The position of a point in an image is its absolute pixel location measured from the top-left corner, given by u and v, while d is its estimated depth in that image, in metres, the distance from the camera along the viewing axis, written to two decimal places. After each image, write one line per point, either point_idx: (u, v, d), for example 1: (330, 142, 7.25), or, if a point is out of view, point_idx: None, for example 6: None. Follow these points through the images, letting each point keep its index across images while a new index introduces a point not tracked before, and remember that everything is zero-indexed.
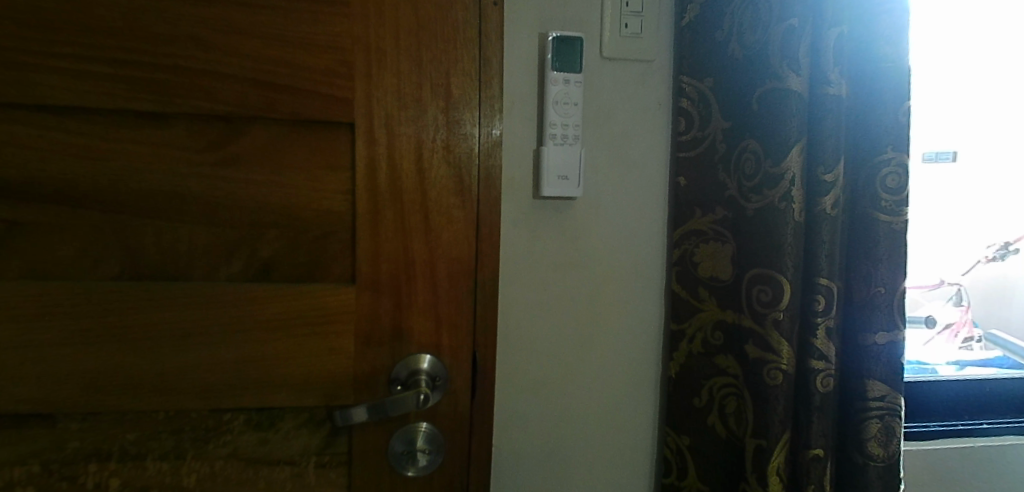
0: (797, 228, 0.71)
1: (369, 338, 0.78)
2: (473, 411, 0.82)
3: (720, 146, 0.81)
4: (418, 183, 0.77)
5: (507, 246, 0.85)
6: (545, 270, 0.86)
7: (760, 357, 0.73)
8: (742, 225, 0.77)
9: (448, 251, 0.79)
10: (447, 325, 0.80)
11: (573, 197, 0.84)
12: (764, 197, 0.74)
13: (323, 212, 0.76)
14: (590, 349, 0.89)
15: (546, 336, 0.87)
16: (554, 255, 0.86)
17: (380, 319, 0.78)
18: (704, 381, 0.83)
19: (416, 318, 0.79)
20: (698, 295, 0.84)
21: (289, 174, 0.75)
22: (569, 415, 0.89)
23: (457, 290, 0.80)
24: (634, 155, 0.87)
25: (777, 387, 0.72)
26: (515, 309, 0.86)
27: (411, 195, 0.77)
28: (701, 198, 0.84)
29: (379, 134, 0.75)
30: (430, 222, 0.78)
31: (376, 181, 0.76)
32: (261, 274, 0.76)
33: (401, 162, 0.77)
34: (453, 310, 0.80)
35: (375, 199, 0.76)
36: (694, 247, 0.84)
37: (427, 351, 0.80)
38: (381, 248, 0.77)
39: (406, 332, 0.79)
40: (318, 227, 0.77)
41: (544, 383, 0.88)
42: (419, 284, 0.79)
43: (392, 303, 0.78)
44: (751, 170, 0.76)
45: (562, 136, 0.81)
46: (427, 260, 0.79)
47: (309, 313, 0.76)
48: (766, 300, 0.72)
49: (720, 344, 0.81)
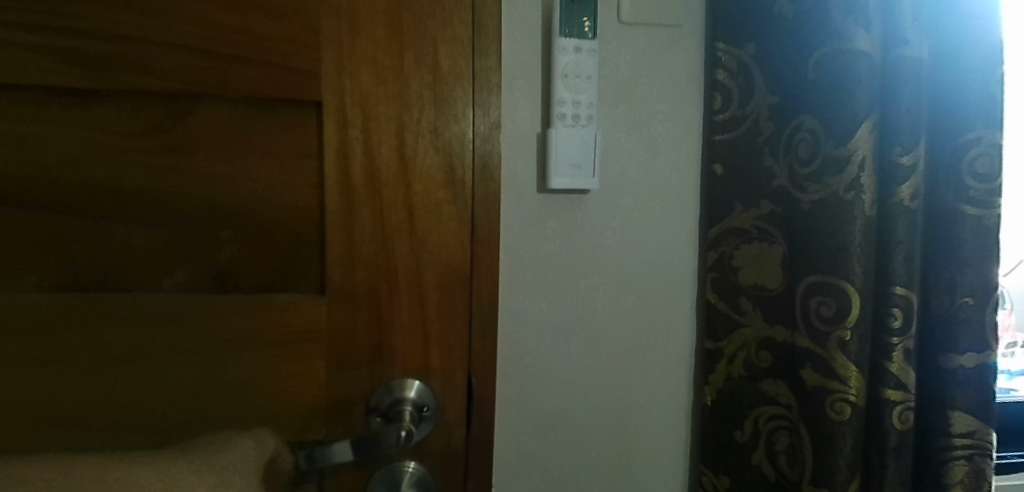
0: (868, 225, 0.57)
1: (344, 361, 0.65)
2: (469, 445, 0.69)
3: (766, 126, 0.67)
4: (402, 174, 0.64)
5: (509, 250, 0.71)
6: (554, 277, 0.72)
7: (822, 386, 0.59)
8: (797, 222, 0.63)
9: (439, 256, 0.66)
10: (438, 344, 0.67)
11: (587, 190, 0.70)
12: (825, 188, 0.60)
13: (287, 209, 0.63)
14: (609, 372, 0.75)
15: (556, 357, 0.73)
16: (565, 259, 0.72)
17: (358, 338, 0.65)
18: (747, 411, 0.69)
19: (400, 336, 0.66)
20: (739, 307, 0.70)
21: (243, 165, 0.62)
22: (585, 448, 0.75)
23: (450, 302, 0.67)
24: (661, 139, 0.73)
25: (844, 424, 0.57)
26: (521, 323, 0.72)
27: (393, 189, 0.64)
28: (741, 191, 0.70)
29: (354, 115, 0.62)
30: (416, 221, 0.65)
31: (351, 172, 0.63)
32: (211, 285, 0.63)
33: (381, 148, 0.63)
34: (444, 327, 0.67)
35: (349, 193, 0.63)
36: (733, 249, 0.70)
37: (415, 375, 0.67)
38: (357, 253, 0.64)
39: (388, 353, 0.66)
40: (279, 228, 0.63)
41: (556, 412, 0.74)
42: (403, 295, 0.66)
43: (371, 319, 0.65)
44: (807, 155, 0.62)
45: (573, 117, 0.67)
46: (413, 267, 0.66)
47: (272, 331, 0.64)
48: (830, 315, 0.58)
49: (767, 367, 0.67)
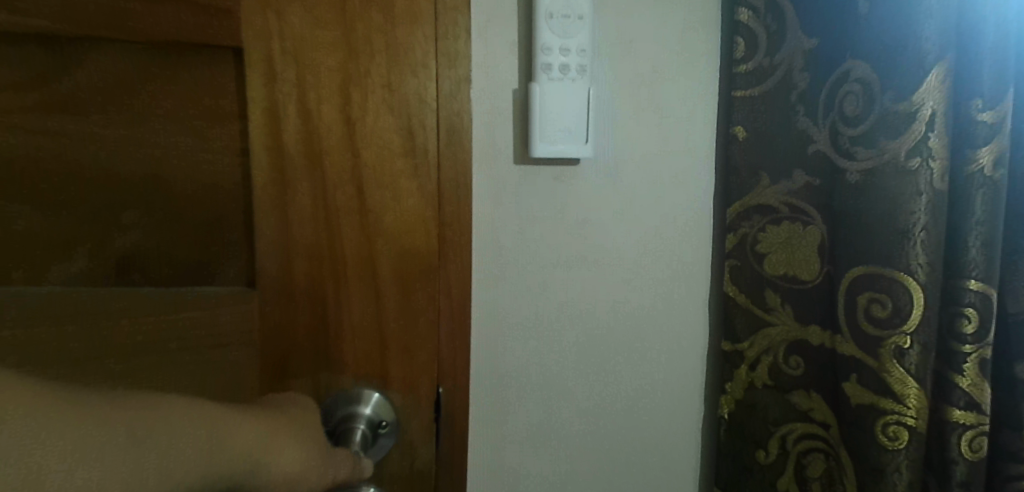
0: (937, 201, 0.44)
1: (285, 366, 0.47)
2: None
3: (800, 78, 0.54)
4: (345, 140, 0.45)
5: (482, 233, 0.57)
6: (540, 266, 0.59)
7: (868, 405, 0.47)
8: (841, 197, 0.50)
9: (398, 244, 0.48)
10: (400, 348, 0.50)
11: (579, 159, 0.57)
12: (882, 154, 0.47)
13: (203, 183, 0.44)
14: (608, 375, 0.63)
15: (542, 360, 0.61)
16: (552, 244, 0.59)
17: (298, 346, 0.47)
18: (772, 428, 0.57)
19: (354, 337, 0.48)
20: (764, 301, 0.57)
21: (152, 137, 0.42)
22: (576, 464, 0.64)
23: (416, 313, 0.49)
24: (673, 97, 0.60)
25: (898, 454, 0.46)
26: (498, 323, 0.59)
27: (336, 158, 0.45)
28: (770, 158, 0.56)
29: (287, 65, 0.43)
30: (367, 200, 0.46)
31: (284, 140, 0.44)
32: (124, 273, 0.43)
33: (322, 106, 0.44)
34: (406, 331, 0.49)
35: (284, 163, 0.44)
36: (758, 231, 0.57)
37: (371, 385, 0.50)
38: (295, 239, 0.46)
39: (336, 358, 0.48)
40: (195, 206, 0.44)
41: (542, 423, 0.62)
42: (354, 297, 0.48)
43: (312, 322, 0.47)
44: (854, 113, 0.49)
45: (562, 69, 0.54)
46: (368, 256, 0.47)
47: (221, 336, 0.45)
48: (884, 317, 0.46)
49: (800, 377, 0.55)
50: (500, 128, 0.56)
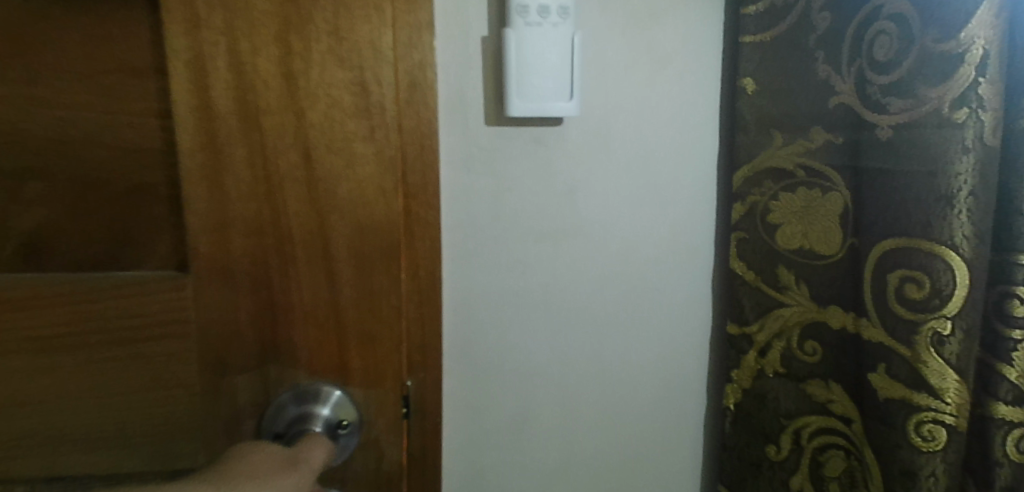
0: (987, 160, 0.37)
1: (223, 361, 0.37)
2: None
3: (820, 20, 0.46)
4: (288, 101, 0.35)
5: (454, 204, 0.50)
6: (522, 241, 0.52)
7: (900, 400, 0.41)
8: (869, 157, 0.43)
9: (354, 220, 0.37)
10: (361, 342, 0.39)
11: (562, 119, 0.50)
12: (923, 102, 0.39)
13: (115, 152, 0.34)
14: (608, 361, 0.56)
15: (525, 347, 0.54)
16: (535, 216, 0.52)
17: (240, 341, 0.37)
18: (784, 421, 0.50)
19: (309, 326, 0.38)
20: (776, 279, 0.50)
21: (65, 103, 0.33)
22: (570, 456, 0.58)
23: (378, 300, 0.39)
24: (674, 45, 0.52)
25: (935, 457, 0.39)
26: (472, 308, 0.53)
27: (276, 120, 0.35)
28: (786, 114, 0.49)
29: (213, 10, 0.33)
30: (316, 171, 0.36)
31: (211, 102, 0.34)
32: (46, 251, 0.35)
33: (257, 56, 0.34)
34: (370, 321, 0.39)
35: (214, 128, 0.34)
36: (770, 198, 0.49)
37: (329, 379, 0.39)
38: (231, 215, 0.35)
39: (285, 355, 0.38)
40: (113, 176, 0.34)
41: (530, 415, 0.56)
42: (304, 282, 0.37)
43: (257, 312, 0.37)
44: (885, 57, 0.41)
45: (540, 12, 0.46)
46: (321, 233, 0.37)
47: (164, 326, 0.36)
48: (920, 299, 0.39)
49: (817, 365, 0.48)
50: (472, 83, 0.49)
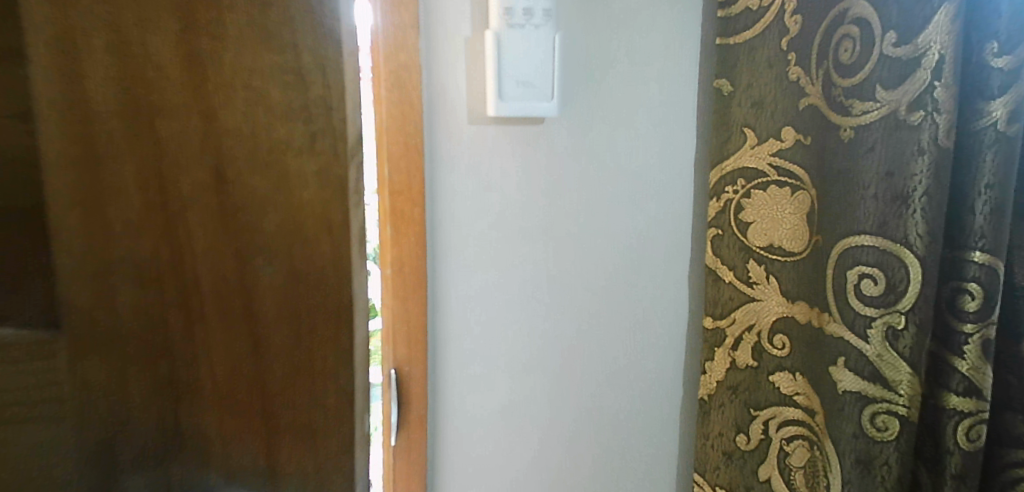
0: (940, 162, 0.37)
1: (92, 463, 0.23)
2: (392, 455, 0.54)
3: (792, 22, 0.47)
4: (189, 97, 0.21)
5: (435, 204, 0.51)
6: (506, 236, 0.54)
7: (856, 393, 0.43)
8: (832, 157, 0.45)
9: (288, 266, 0.23)
10: (307, 433, 0.25)
11: (544, 119, 0.52)
12: (881, 106, 0.40)
13: None
14: (591, 350, 0.58)
15: (509, 339, 0.56)
16: (520, 211, 0.53)
17: (128, 437, 0.23)
18: (754, 412, 0.53)
19: (229, 415, 0.24)
20: (747, 275, 0.52)
21: None
22: (552, 444, 0.59)
23: (320, 366, 0.25)
24: (652, 47, 0.53)
25: (888, 446, 0.41)
26: (455, 304, 0.54)
27: (179, 126, 0.21)
28: (760, 115, 0.50)
29: None
30: (234, 202, 0.22)
31: (91, 104, 0.20)
32: None
33: (151, 40, 0.21)
34: (310, 394, 0.25)
35: (89, 130, 0.20)
36: (742, 196, 0.51)
37: (248, 476, 0.25)
38: (113, 256, 0.21)
39: (192, 452, 0.24)
40: None
41: (511, 406, 0.57)
42: (224, 345, 0.23)
43: (154, 393, 0.23)
44: (849, 60, 0.42)
45: (524, 14, 0.48)
46: (241, 281, 0.23)
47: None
48: (875, 295, 0.41)
49: (784, 358, 0.50)
50: (456, 86, 0.50)
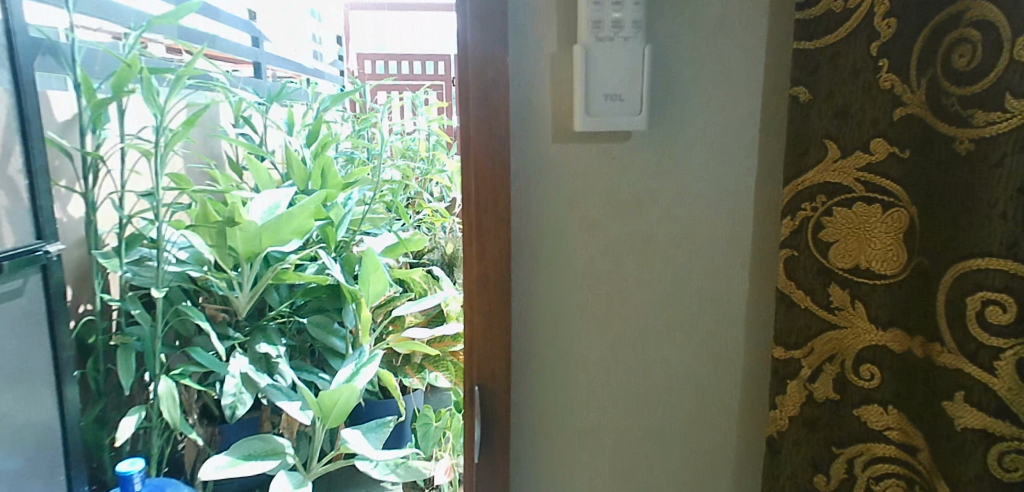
0: None
1: None
2: (474, 471, 0.53)
3: (883, 26, 0.43)
4: None
5: (520, 214, 0.50)
6: (586, 252, 0.51)
7: (978, 430, 0.39)
8: (936, 173, 0.42)
9: None
10: None
11: (629, 132, 0.49)
12: (1011, 116, 0.37)
13: None
14: (659, 373, 0.54)
15: (586, 358, 0.53)
16: (598, 226, 0.51)
17: None
18: (834, 448, 0.48)
19: None
20: (827, 301, 0.47)
21: None
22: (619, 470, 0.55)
23: None
24: (724, 55, 0.50)
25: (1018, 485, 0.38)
26: (537, 322, 0.52)
27: None
28: (846, 127, 0.46)
29: None
30: None
31: None
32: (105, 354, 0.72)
33: None
34: None
35: None
36: (822, 214, 0.47)
37: None
38: None
39: None
40: None
41: (583, 427, 0.54)
42: None
43: None
44: (967, 67, 0.39)
45: (614, 26, 0.46)
46: None
47: None
48: (1005, 323, 0.38)
49: (874, 391, 0.46)
50: (536, 99, 0.49)
